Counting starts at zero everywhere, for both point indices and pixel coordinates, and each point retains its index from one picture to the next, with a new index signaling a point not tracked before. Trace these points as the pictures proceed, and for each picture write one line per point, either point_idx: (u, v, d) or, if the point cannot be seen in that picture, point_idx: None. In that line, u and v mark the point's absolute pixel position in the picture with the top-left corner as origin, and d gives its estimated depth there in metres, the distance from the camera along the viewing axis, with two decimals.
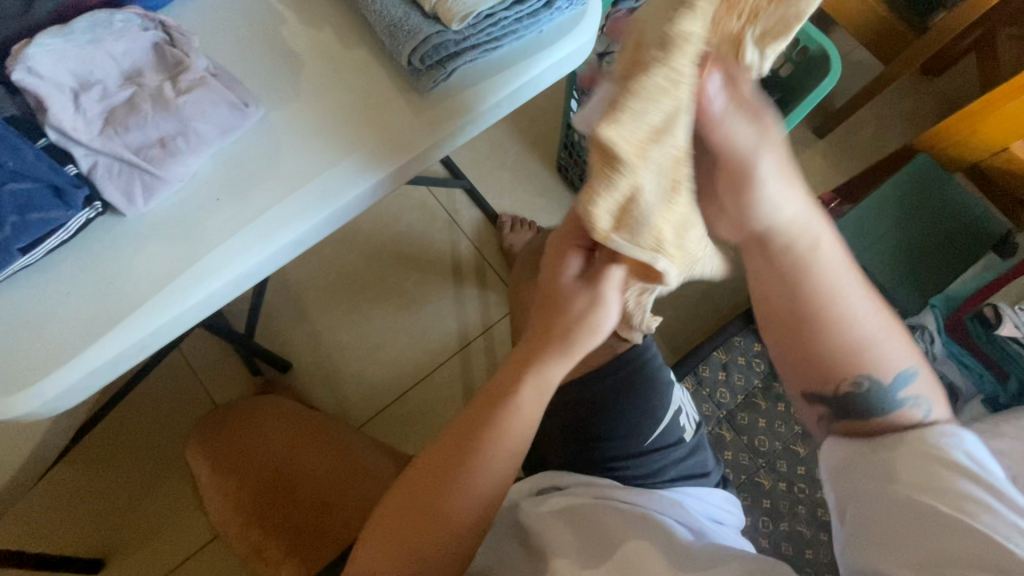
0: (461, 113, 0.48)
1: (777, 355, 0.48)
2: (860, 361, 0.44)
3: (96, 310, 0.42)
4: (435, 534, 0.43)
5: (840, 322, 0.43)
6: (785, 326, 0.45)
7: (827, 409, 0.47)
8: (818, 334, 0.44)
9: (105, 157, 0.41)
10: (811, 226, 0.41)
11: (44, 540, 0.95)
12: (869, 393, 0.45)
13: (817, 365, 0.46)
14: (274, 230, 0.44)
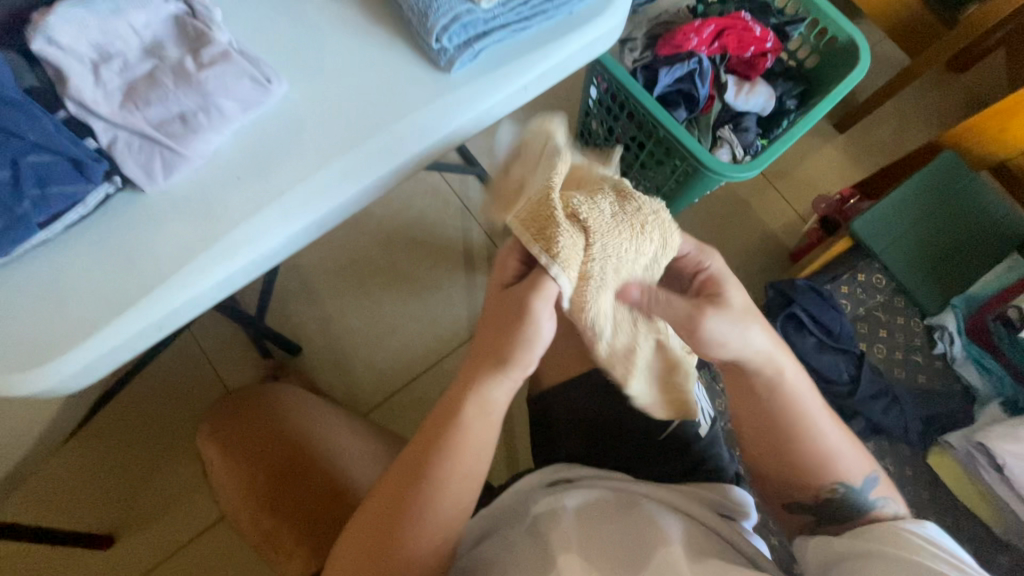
0: (487, 94, 0.47)
1: (758, 469, 0.54)
2: (834, 472, 0.50)
3: (115, 287, 0.41)
4: (393, 562, 0.44)
5: (809, 439, 0.50)
6: (765, 443, 0.51)
7: (810, 515, 0.52)
8: (795, 451, 0.50)
9: (125, 131, 0.41)
10: (778, 360, 0.48)
11: (55, 514, 0.96)
12: (842, 498, 0.50)
13: (794, 475, 0.51)
14: (294, 211, 0.44)
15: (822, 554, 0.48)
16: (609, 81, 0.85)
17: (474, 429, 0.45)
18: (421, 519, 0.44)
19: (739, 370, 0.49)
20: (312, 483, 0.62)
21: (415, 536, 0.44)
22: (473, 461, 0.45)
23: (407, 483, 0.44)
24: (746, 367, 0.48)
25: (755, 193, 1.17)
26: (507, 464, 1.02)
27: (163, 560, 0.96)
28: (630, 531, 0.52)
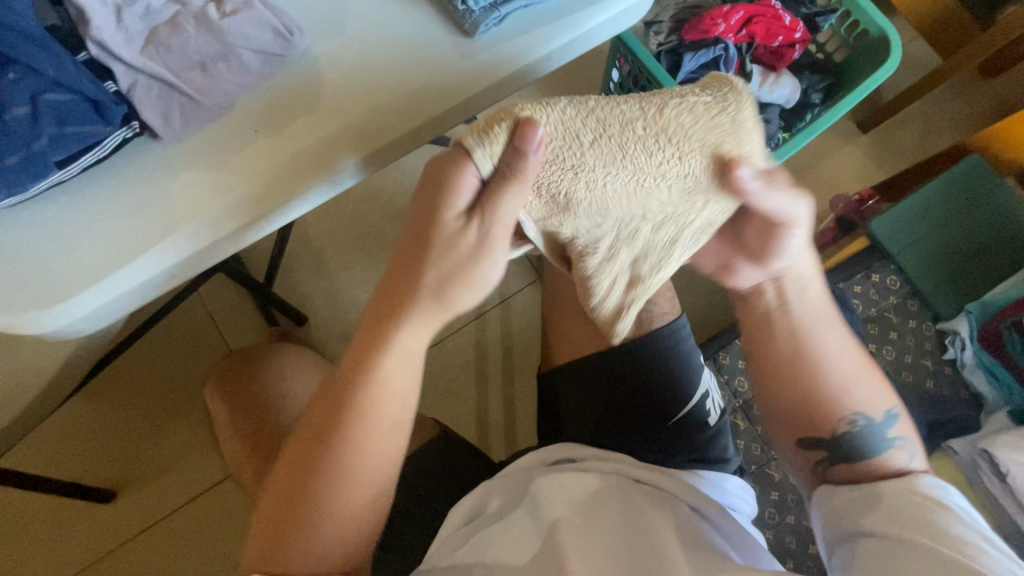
0: (510, 63, 0.46)
1: (773, 411, 0.54)
2: (848, 403, 0.51)
3: (129, 232, 0.41)
4: (329, 512, 0.45)
5: (820, 366, 0.51)
6: (791, 377, 0.51)
7: (826, 453, 0.51)
8: (811, 370, 0.51)
9: (146, 76, 0.40)
10: (804, 276, 0.51)
11: (61, 466, 0.98)
12: (859, 432, 0.50)
13: (811, 408, 0.51)
14: (312, 168, 0.43)
15: (848, 514, 0.47)
16: (633, 63, 0.84)
17: (396, 372, 0.45)
18: (337, 472, 0.44)
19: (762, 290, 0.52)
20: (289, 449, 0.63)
21: (339, 491, 0.45)
22: (400, 410, 0.46)
23: (317, 435, 0.45)
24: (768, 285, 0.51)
25: None
26: (506, 445, 1.02)
27: (163, 518, 0.97)
28: (629, 524, 0.52)
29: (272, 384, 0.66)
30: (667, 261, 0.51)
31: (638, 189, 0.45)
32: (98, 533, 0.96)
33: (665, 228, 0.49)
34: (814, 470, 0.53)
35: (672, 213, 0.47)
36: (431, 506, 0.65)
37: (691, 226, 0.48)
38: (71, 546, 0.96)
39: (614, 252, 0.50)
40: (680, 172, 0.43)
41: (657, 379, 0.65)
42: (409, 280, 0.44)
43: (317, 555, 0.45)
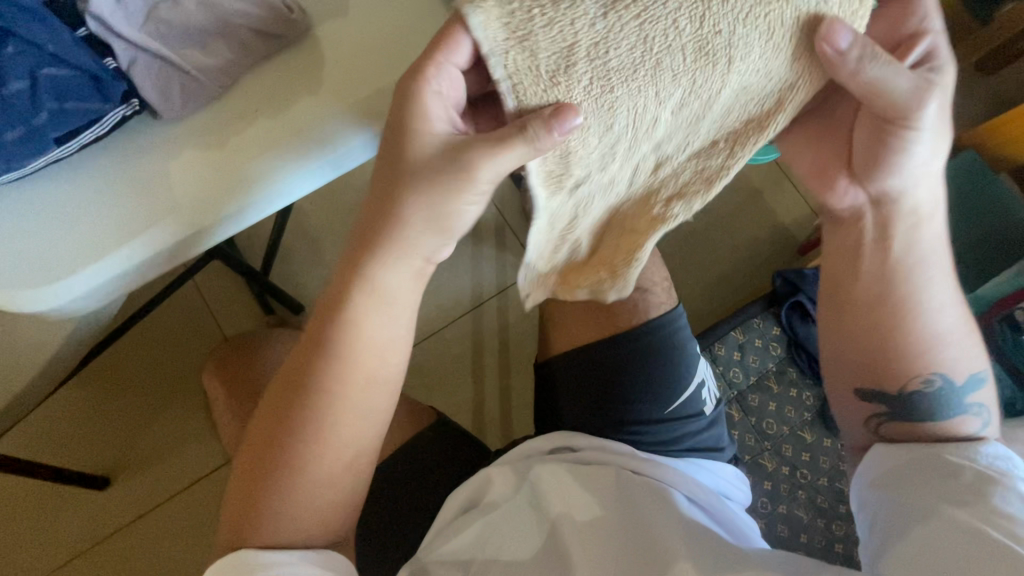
0: None
1: (843, 359, 0.53)
2: (929, 360, 0.50)
3: (128, 211, 0.41)
4: (308, 471, 0.45)
5: (913, 316, 0.50)
6: (873, 319, 0.51)
7: (887, 409, 0.51)
8: (898, 314, 0.50)
9: (145, 53, 0.40)
10: (927, 213, 0.49)
11: (55, 453, 0.98)
12: (934, 392, 0.49)
13: (889, 357, 0.50)
14: (313, 148, 0.43)
15: (898, 480, 0.47)
16: None
17: (368, 321, 0.46)
18: (308, 436, 0.45)
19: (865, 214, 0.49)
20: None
21: (314, 457, 0.45)
22: (374, 364, 0.46)
23: (286, 402, 0.46)
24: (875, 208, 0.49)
25: (769, 183, 1.16)
26: (502, 434, 1.03)
27: (159, 505, 0.97)
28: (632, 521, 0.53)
29: (265, 370, 0.66)
30: (694, 138, 0.44)
31: (649, 60, 0.38)
32: (93, 519, 0.96)
33: (689, 106, 0.42)
34: (868, 425, 0.53)
35: (690, 85, 0.40)
36: (429, 491, 0.65)
37: (716, 98, 0.42)
38: (65, 532, 0.96)
39: (630, 153, 0.43)
40: (692, 15, 0.37)
41: (656, 368, 0.65)
42: (371, 245, 0.44)
43: (296, 523, 0.45)
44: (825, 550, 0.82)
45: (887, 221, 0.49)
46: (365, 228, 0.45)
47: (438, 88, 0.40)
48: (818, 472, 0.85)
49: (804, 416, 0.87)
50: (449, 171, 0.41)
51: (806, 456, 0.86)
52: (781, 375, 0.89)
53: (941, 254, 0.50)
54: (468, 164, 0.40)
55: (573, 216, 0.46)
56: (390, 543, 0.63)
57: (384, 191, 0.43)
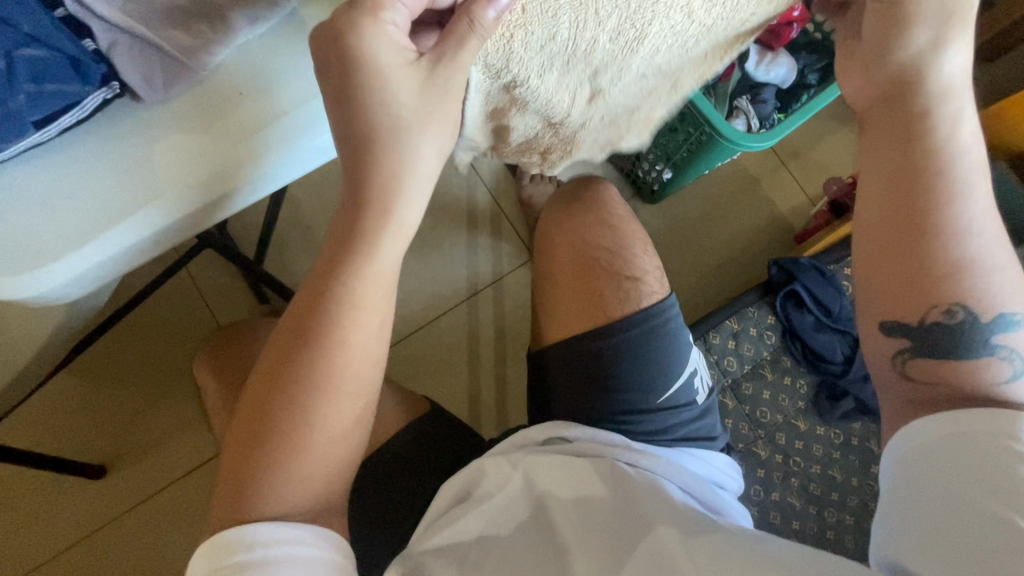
0: None
1: (866, 282, 0.47)
2: (961, 286, 0.43)
3: (109, 195, 0.40)
4: (308, 430, 0.44)
5: (948, 233, 0.43)
6: (898, 230, 0.44)
7: (910, 341, 0.45)
8: (929, 225, 0.43)
9: (126, 35, 0.39)
10: (953, 104, 0.44)
11: (49, 442, 0.98)
12: (961, 324, 0.43)
13: (917, 280, 0.44)
14: (298, 131, 0.43)
15: (919, 461, 0.42)
16: None
17: (365, 275, 0.44)
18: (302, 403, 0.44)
19: (889, 100, 0.45)
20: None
21: (310, 427, 0.44)
22: (373, 320, 0.45)
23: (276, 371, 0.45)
24: (903, 89, 0.44)
25: (767, 171, 1.16)
26: (497, 423, 1.03)
27: (153, 493, 0.97)
28: (624, 510, 0.53)
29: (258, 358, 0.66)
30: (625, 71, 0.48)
31: None
32: (87, 509, 0.96)
33: (625, 32, 0.43)
34: (892, 364, 0.46)
35: (625, 11, 0.42)
36: (422, 479, 0.66)
37: (648, 30, 0.43)
38: (59, 521, 0.96)
39: (571, 69, 0.46)
40: None
41: (647, 358, 0.65)
42: (362, 209, 0.43)
43: (288, 498, 0.44)
44: (817, 537, 0.82)
45: (904, 108, 0.45)
46: (351, 192, 0.43)
47: (392, 19, 0.40)
48: (810, 459, 0.86)
49: (797, 405, 0.88)
50: (436, 94, 0.42)
51: (799, 443, 0.87)
52: (775, 364, 0.89)
53: (976, 158, 0.44)
54: (448, 81, 0.42)
55: (509, 100, 0.49)
56: (383, 531, 0.63)
57: (366, 145, 0.42)
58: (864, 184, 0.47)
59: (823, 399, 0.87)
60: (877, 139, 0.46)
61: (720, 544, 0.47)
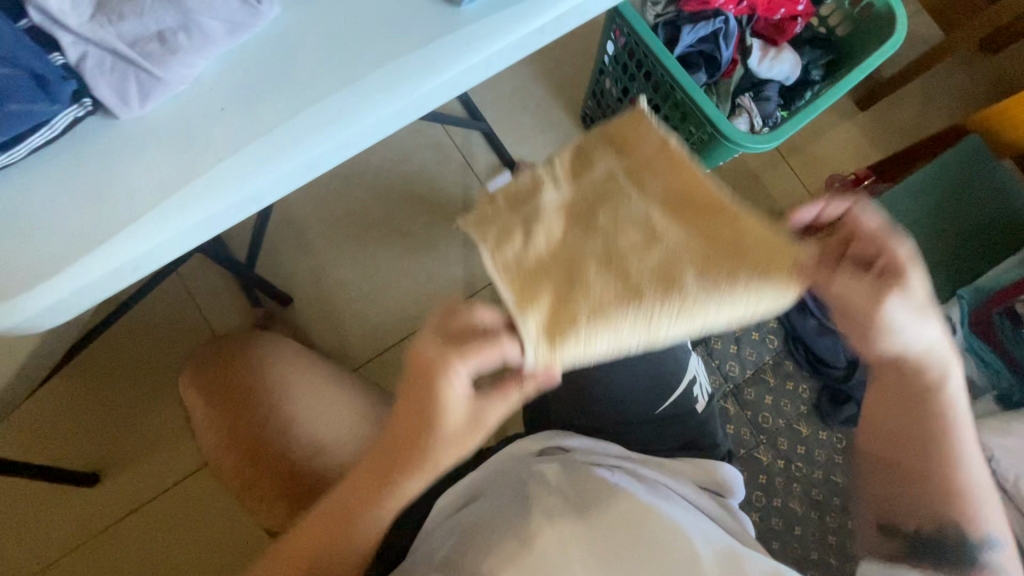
0: (501, 35, 0.43)
1: (867, 484, 0.52)
2: (962, 516, 0.47)
3: (87, 219, 0.38)
4: None
5: (948, 470, 0.47)
6: (905, 466, 0.49)
7: (898, 543, 0.50)
8: (934, 461, 0.47)
9: (96, 47, 0.37)
10: (943, 363, 0.46)
11: (39, 451, 0.96)
12: (956, 543, 0.48)
13: (919, 504, 0.49)
14: (286, 148, 0.40)
15: None
16: (629, 35, 0.84)
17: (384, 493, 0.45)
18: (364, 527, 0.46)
19: (902, 369, 0.47)
20: (259, 439, 0.60)
21: None
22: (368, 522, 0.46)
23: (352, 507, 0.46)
24: (905, 362, 0.46)
25: (767, 167, 1.15)
26: (496, 429, 1.01)
27: (145, 503, 0.96)
28: (624, 504, 0.51)
29: (246, 376, 0.62)
30: None
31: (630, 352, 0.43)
32: (79, 518, 0.95)
33: None
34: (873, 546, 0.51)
35: None
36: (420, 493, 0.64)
37: None
38: (51, 531, 0.94)
39: None
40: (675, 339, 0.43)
41: (645, 367, 0.63)
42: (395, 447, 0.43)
43: None
44: (819, 542, 0.82)
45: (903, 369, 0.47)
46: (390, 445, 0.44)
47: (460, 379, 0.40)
48: (812, 464, 0.85)
49: (800, 409, 0.87)
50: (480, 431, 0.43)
51: (802, 448, 0.86)
52: (777, 368, 0.89)
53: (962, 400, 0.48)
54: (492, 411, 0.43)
55: None
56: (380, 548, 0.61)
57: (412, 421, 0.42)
58: (873, 415, 0.50)
59: (826, 402, 0.86)
60: (887, 380, 0.49)
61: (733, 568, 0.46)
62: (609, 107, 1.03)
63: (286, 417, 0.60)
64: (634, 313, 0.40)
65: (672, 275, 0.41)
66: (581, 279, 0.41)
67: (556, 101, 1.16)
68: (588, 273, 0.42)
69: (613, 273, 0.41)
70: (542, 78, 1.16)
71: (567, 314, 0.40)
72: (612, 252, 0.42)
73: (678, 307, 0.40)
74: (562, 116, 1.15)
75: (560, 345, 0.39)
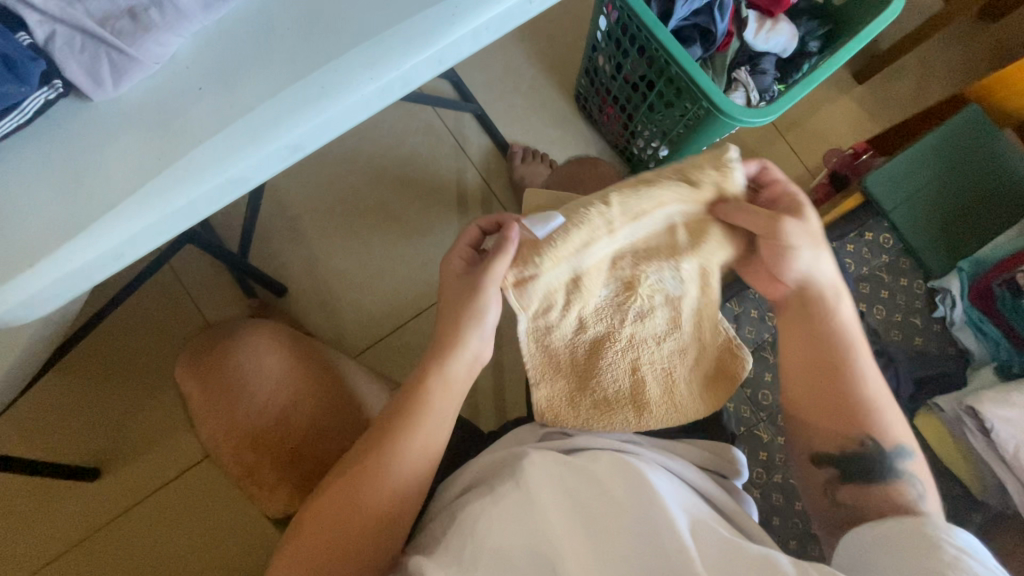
0: (488, 4, 0.41)
1: (802, 419, 0.57)
2: (863, 426, 0.54)
3: (67, 208, 0.37)
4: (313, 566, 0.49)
5: (856, 381, 0.54)
6: (823, 382, 0.55)
7: (835, 472, 0.55)
8: (848, 372, 0.54)
9: (64, 26, 0.36)
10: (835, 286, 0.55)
11: (36, 447, 0.95)
12: (871, 454, 0.54)
13: (842, 418, 0.54)
14: (269, 127, 0.38)
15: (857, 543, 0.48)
16: (622, 9, 0.82)
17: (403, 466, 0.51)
18: (376, 491, 0.50)
19: (804, 297, 0.55)
20: (257, 425, 0.59)
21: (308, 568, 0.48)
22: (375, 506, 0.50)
23: (377, 471, 0.51)
24: (810, 289, 0.54)
25: (764, 143, 1.13)
26: (495, 413, 0.97)
27: (146, 496, 0.95)
28: (630, 501, 0.47)
29: (243, 361, 0.60)
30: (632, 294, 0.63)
31: None
32: (81, 512, 0.94)
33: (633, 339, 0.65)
34: (824, 492, 0.56)
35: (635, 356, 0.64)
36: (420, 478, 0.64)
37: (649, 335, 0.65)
38: (53, 527, 0.94)
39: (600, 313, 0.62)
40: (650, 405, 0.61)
41: None
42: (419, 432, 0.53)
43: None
44: None
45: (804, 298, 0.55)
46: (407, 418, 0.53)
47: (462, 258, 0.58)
48: None
49: None
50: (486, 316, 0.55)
51: None
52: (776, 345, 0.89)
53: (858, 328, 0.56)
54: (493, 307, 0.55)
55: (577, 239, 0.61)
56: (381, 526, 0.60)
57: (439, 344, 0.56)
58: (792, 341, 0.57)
59: None
60: (797, 313, 0.56)
61: (718, 548, 0.44)
62: (602, 84, 1.01)
63: (283, 406, 0.60)
64: (639, 410, 0.58)
65: (669, 380, 0.58)
66: (602, 362, 0.58)
67: (549, 80, 1.14)
68: (609, 361, 0.58)
69: (628, 364, 0.58)
70: (534, 57, 1.14)
71: (593, 397, 0.58)
72: (631, 340, 0.57)
73: (663, 416, 0.59)
74: (556, 95, 1.13)
75: (585, 418, 0.58)
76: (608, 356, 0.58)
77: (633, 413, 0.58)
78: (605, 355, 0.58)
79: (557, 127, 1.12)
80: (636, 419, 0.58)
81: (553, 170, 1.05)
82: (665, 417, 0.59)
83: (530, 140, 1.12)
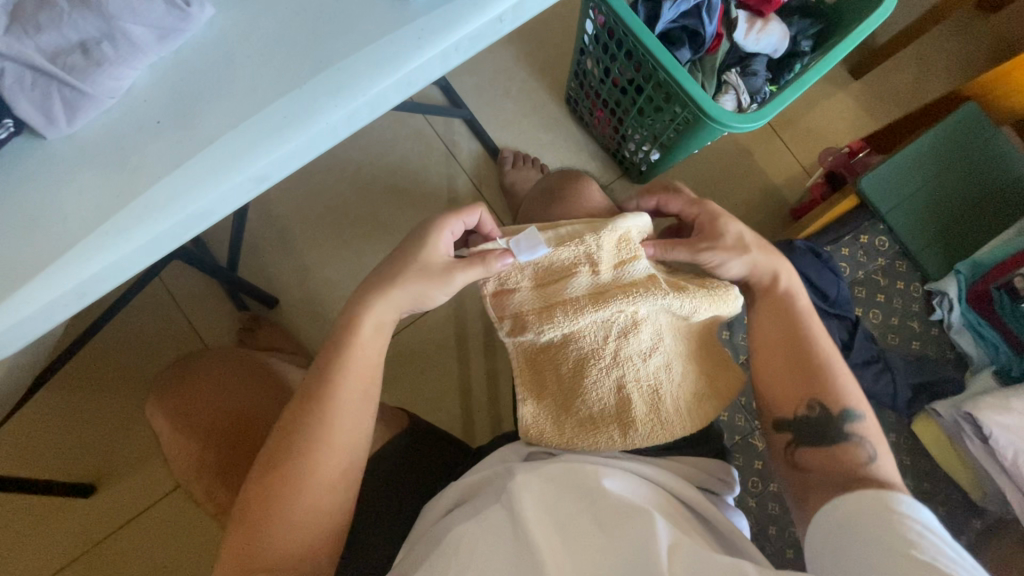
0: (454, 26, 0.39)
1: (762, 384, 0.58)
2: (814, 388, 0.55)
3: (24, 247, 0.36)
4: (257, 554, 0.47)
5: (808, 341, 0.57)
6: (777, 348, 0.58)
7: (792, 434, 0.55)
8: (800, 338, 0.57)
9: (13, 62, 0.35)
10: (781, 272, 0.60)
11: (29, 465, 0.95)
12: (822, 415, 0.54)
13: (799, 379, 0.56)
14: (232, 160, 0.37)
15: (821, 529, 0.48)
16: (608, 15, 0.80)
17: None
18: (317, 497, 0.49)
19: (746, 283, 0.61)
20: (228, 461, 0.63)
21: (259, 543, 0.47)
22: None
23: None
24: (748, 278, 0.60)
25: (759, 142, 1.11)
26: (489, 422, 0.97)
27: (141, 511, 0.95)
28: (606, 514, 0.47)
29: (210, 395, 0.65)
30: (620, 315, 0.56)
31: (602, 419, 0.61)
32: (77, 528, 0.94)
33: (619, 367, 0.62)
34: (784, 454, 0.55)
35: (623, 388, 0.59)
36: (408, 493, 0.64)
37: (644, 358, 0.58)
38: (50, 544, 0.94)
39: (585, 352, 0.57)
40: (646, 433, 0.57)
41: None
42: None
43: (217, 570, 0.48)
44: None
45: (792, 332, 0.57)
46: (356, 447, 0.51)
47: (452, 228, 0.55)
48: None
49: None
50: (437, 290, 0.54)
51: None
52: None
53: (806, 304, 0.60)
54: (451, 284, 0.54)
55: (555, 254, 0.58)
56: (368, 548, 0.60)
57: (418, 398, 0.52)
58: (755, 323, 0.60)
59: None
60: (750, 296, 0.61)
61: (690, 552, 0.43)
62: (591, 87, 0.99)
63: (254, 444, 0.63)
64: (625, 429, 0.56)
65: (655, 398, 0.57)
66: (586, 381, 0.57)
67: (540, 82, 1.12)
68: (594, 380, 0.57)
69: (614, 382, 0.56)
70: (524, 60, 1.12)
71: (579, 416, 0.57)
72: (615, 356, 0.56)
73: (650, 432, 0.56)
74: (546, 98, 1.12)
75: (571, 438, 0.57)
76: (592, 376, 0.57)
77: (624, 433, 0.56)
78: (589, 374, 0.57)
79: (549, 130, 1.11)
80: (626, 440, 0.56)
81: (544, 175, 1.04)
82: (661, 438, 0.57)
83: (521, 144, 1.10)
